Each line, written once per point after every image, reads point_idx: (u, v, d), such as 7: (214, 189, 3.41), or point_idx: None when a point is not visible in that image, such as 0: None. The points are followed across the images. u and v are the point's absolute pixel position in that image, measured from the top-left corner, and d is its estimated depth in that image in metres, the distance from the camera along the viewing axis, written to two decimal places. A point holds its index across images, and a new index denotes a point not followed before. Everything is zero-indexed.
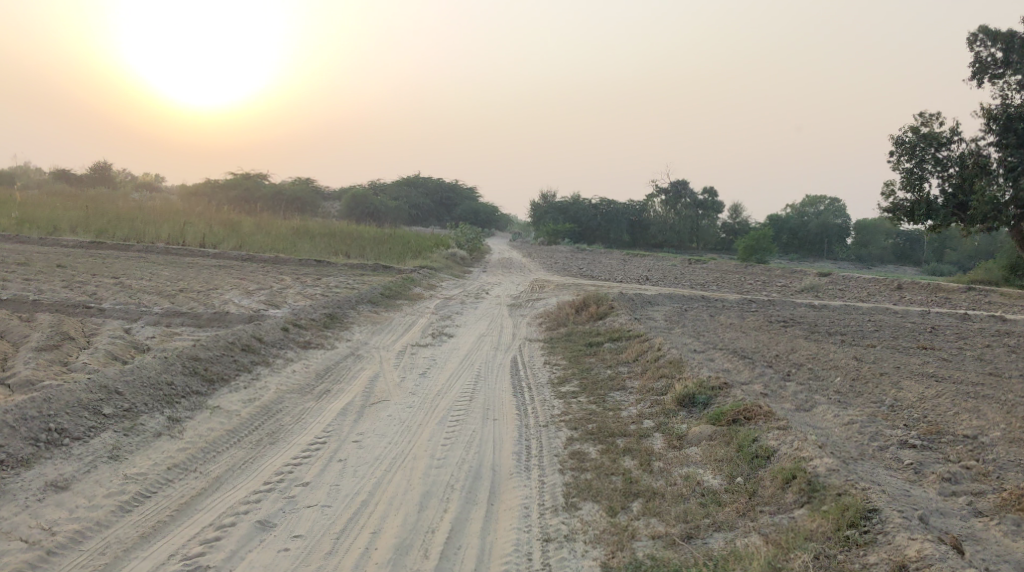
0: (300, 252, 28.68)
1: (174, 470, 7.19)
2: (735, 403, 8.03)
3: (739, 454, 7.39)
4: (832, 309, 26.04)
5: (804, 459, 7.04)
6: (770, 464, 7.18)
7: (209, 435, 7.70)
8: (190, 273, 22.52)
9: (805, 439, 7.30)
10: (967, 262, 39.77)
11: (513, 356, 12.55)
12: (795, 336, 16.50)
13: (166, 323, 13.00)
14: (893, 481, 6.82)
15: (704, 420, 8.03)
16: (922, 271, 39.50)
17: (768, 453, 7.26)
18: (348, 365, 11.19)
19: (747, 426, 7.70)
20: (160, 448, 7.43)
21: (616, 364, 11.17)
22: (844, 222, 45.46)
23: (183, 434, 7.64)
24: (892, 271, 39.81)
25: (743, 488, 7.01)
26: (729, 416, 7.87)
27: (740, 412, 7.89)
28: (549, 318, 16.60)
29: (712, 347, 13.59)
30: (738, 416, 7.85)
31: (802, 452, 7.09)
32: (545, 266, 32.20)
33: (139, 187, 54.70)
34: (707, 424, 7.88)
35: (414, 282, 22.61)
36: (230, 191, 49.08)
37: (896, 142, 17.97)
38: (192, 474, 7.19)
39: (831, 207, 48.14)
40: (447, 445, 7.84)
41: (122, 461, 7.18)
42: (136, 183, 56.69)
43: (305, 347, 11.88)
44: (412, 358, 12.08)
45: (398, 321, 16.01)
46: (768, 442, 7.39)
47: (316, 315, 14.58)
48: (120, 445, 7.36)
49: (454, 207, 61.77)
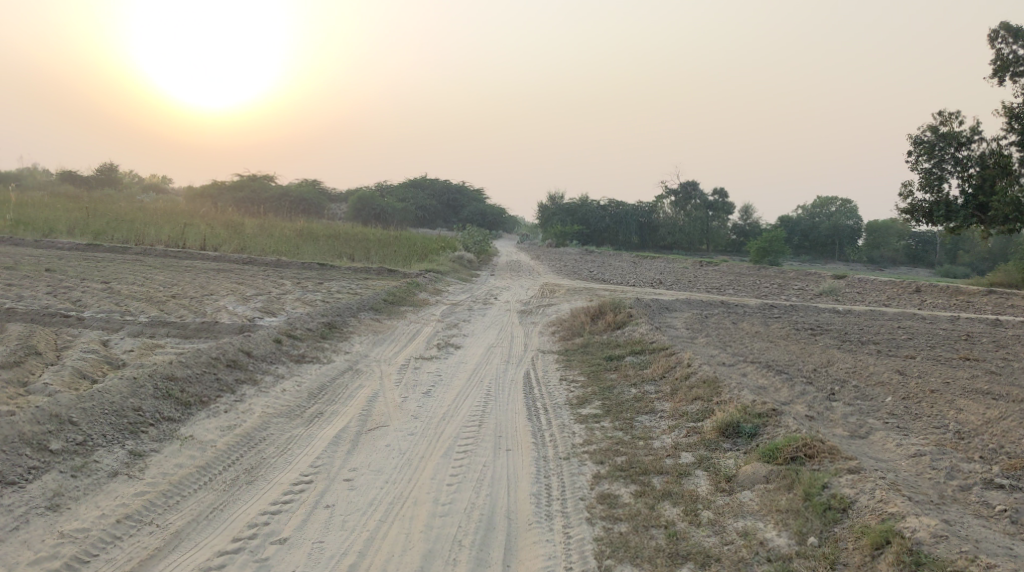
0: (302, 254, 27.70)
1: (124, 523, 6.16)
2: (792, 436, 6.97)
3: (806, 504, 6.36)
4: (857, 314, 24.89)
5: (894, 518, 6.00)
6: (847, 519, 6.15)
7: (174, 474, 6.65)
8: (185, 278, 21.52)
9: (887, 488, 6.29)
10: (981, 265, 38.51)
11: (525, 371, 11.49)
12: (826, 346, 15.41)
13: (150, 334, 12.00)
14: (1004, 549, 5.79)
15: (755, 455, 6.97)
16: (936, 272, 38.46)
17: (844, 505, 6.24)
18: (345, 383, 10.13)
19: (810, 466, 6.65)
20: (114, 493, 6.39)
21: (641, 383, 10.09)
22: (857, 223, 44.22)
23: (142, 474, 6.60)
24: (905, 273, 38.78)
25: (819, 553, 5.98)
26: (787, 452, 6.82)
27: (800, 448, 6.84)
28: (563, 327, 15.53)
29: (741, 361, 12.51)
30: (798, 453, 6.80)
31: (890, 509, 6.06)
32: (553, 269, 31.14)
33: (145, 189, 53.82)
34: (760, 462, 6.83)
35: (420, 286, 21.59)
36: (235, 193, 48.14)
37: (913, 142, 17.05)
38: (146, 529, 6.15)
39: (842, 208, 46.97)
40: (454, 486, 6.78)
41: (61, 513, 6.15)
42: (143, 185, 55.82)
43: (299, 362, 10.81)
44: (417, 374, 10.99)
45: (402, 331, 14.96)
46: (842, 490, 6.37)
47: (313, 324, 13.54)
48: (63, 491, 6.33)
49: (461, 208, 60.71)
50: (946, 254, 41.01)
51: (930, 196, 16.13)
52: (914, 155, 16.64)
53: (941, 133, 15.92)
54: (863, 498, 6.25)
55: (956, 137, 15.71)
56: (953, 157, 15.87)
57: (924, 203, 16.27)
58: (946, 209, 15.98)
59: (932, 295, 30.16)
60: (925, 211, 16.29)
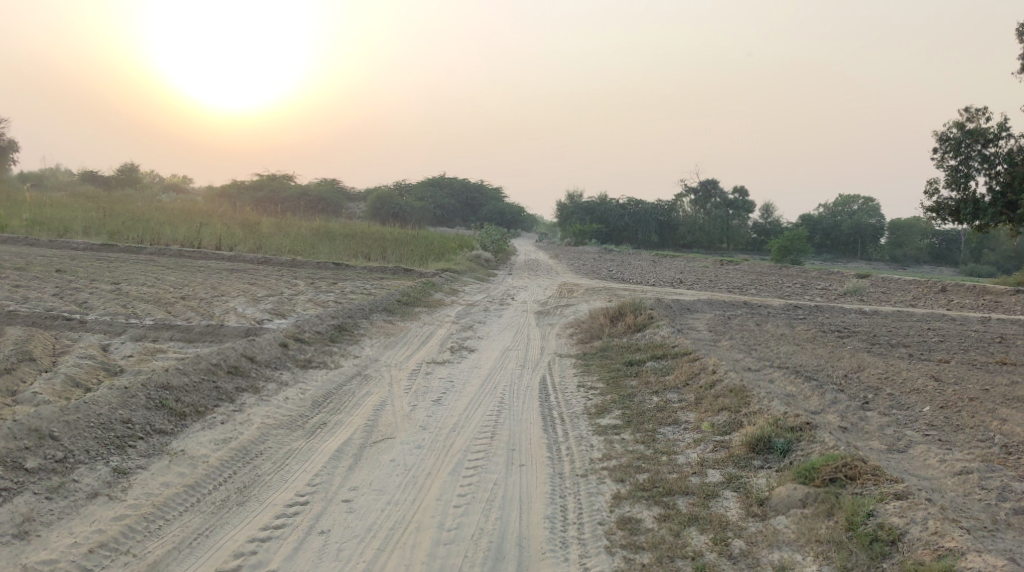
0: (318, 254, 27.33)
1: (97, 553, 5.73)
2: (830, 455, 6.48)
3: (850, 535, 5.88)
4: (884, 315, 24.19)
5: (952, 555, 5.54)
6: (897, 553, 5.68)
7: (158, 496, 6.22)
8: (197, 279, 21.16)
9: (941, 517, 5.82)
10: (1007, 264, 37.57)
11: (541, 377, 10.99)
12: (855, 350, 14.81)
13: (152, 338, 11.59)
14: None
15: (790, 475, 6.48)
16: (960, 271, 37.61)
17: (893, 536, 5.77)
18: (352, 390, 9.67)
19: (852, 490, 6.16)
20: (91, 517, 5.97)
21: (663, 390, 9.56)
22: (879, 222, 43.35)
23: (125, 495, 6.17)
24: (928, 272, 37.97)
25: None
26: (825, 473, 6.33)
27: (840, 468, 6.35)
28: (581, 329, 15.01)
29: (767, 367, 11.95)
30: (837, 474, 6.31)
31: (947, 543, 5.60)
32: (572, 268, 30.60)
33: (164, 188, 53.75)
34: (796, 483, 6.34)
35: (435, 286, 21.12)
36: (253, 193, 47.90)
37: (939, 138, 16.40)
38: (122, 559, 5.72)
39: (865, 206, 46.11)
40: (462, 508, 6.31)
41: (30, 541, 5.74)
42: (163, 185, 55.69)
43: (304, 368, 10.36)
44: (428, 380, 10.52)
45: (414, 333, 14.50)
46: (889, 518, 5.89)
47: (322, 326, 13.10)
48: (35, 514, 5.91)
49: (480, 207, 60.24)
50: (971, 254, 40.08)
51: (955, 194, 15.48)
52: (940, 152, 15.99)
53: (968, 129, 15.25)
54: (915, 529, 5.77)
55: (983, 133, 15.04)
56: (980, 153, 15.21)
57: (950, 201, 15.62)
58: (972, 207, 15.33)
59: (958, 295, 29.37)
60: (952, 210, 15.63)
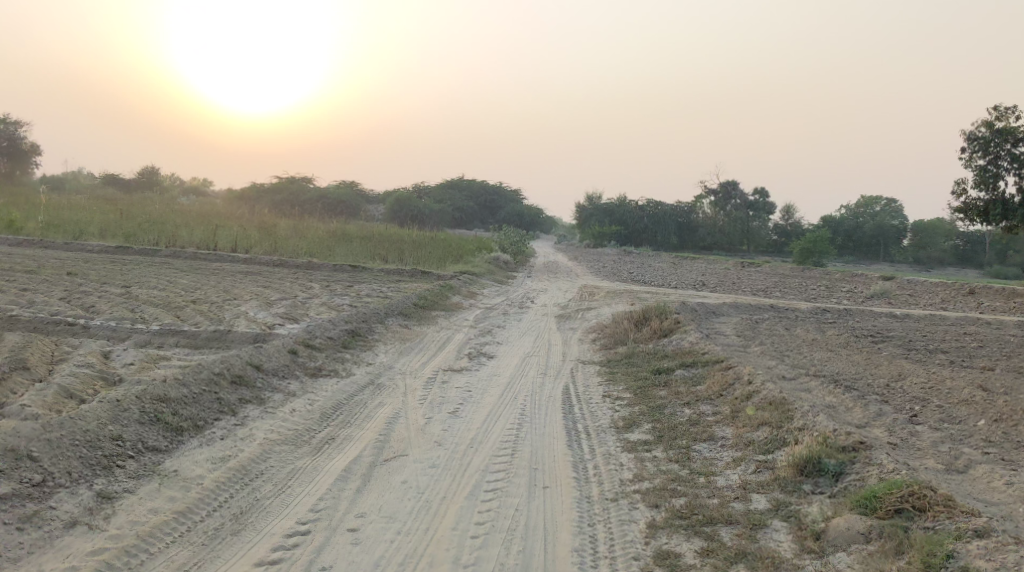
0: (334, 256, 26.87)
1: None
2: (893, 483, 5.95)
3: None
4: (916, 319, 23.39)
5: None
6: None
7: (143, 525, 5.71)
8: (209, 281, 20.72)
9: None
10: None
11: (564, 386, 10.38)
12: (892, 357, 14.10)
13: (157, 344, 11.08)
14: None
15: (848, 503, 5.95)
16: (985, 272, 36.61)
17: None
18: (363, 401, 9.10)
19: (922, 524, 5.63)
20: (67, 551, 5.47)
21: (695, 402, 8.94)
22: (903, 223, 42.42)
23: (106, 525, 5.68)
24: (953, 273, 37.03)
25: None
26: (890, 504, 5.80)
27: (906, 498, 5.82)
28: (605, 334, 14.39)
29: (801, 375, 11.29)
30: (904, 505, 5.78)
31: None
32: (592, 271, 29.97)
33: (185, 192, 53.56)
34: (858, 516, 5.81)
35: (454, 290, 20.55)
36: (272, 195, 47.61)
37: (967, 139, 15.74)
38: None
39: (887, 208, 45.21)
40: (480, 540, 5.77)
41: None
42: (183, 188, 55.50)
43: (314, 377, 9.79)
44: (444, 390, 9.94)
45: (431, 339, 13.94)
46: (972, 560, 5.31)
47: (335, 332, 12.55)
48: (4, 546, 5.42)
49: (499, 209, 59.69)
50: (995, 255, 39.03)
51: (985, 195, 14.79)
52: (967, 153, 15.33)
53: (997, 128, 14.59)
54: None
55: (1012, 132, 14.37)
56: (1009, 153, 14.55)
57: (979, 203, 14.94)
58: (1003, 209, 14.64)
59: (988, 298, 28.51)
60: (980, 211, 14.96)
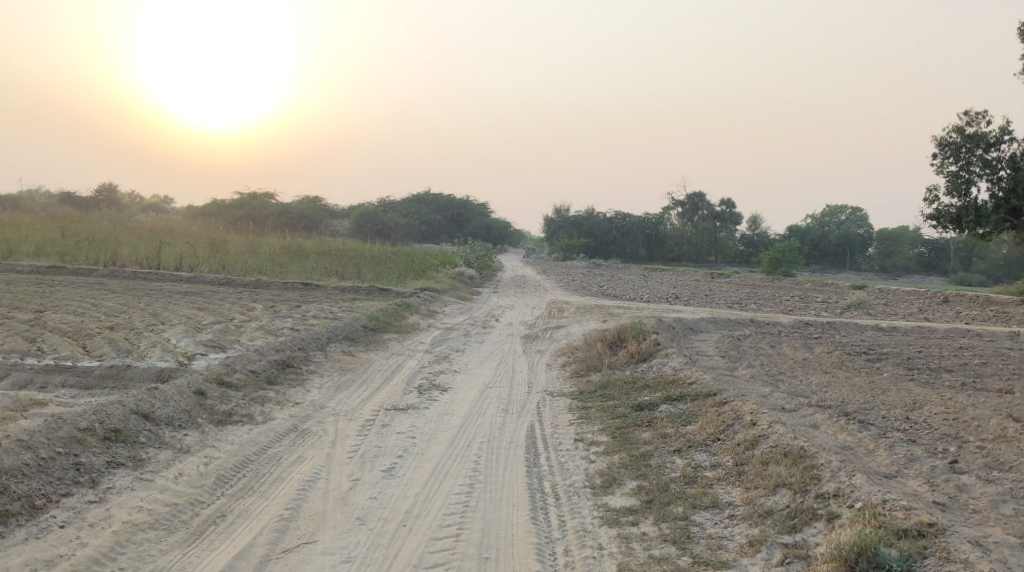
0: (286, 274, 24.95)
1: None
2: None
3: None
4: (904, 332, 21.92)
5: None
6: None
7: None
8: (141, 304, 18.86)
9: None
10: (998, 272, 35.60)
11: (529, 427, 8.69)
12: (894, 380, 12.56)
13: (41, 384, 9.33)
14: None
15: None
16: (949, 280, 35.59)
17: None
18: (277, 457, 7.37)
19: None
20: None
21: (688, 448, 7.28)
22: (868, 232, 41.26)
23: None
24: (919, 281, 35.91)
25: None
26: None
27: None
28: (576, 359, 12.73)
29: (804, 407, 9.69)
30: None
31: None
32: (560, 284, 28.36)
33: (143, 209, 51.29)
34: None
35: (411, 308, 18.81)
36: (235, 212, 45.52)
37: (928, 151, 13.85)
38: None
39: (852, 217, 44.16)
40: None
41: None
42: (142, 205, 53.09)
43: (220, 426, 8.01)
44: (382, 436, 8.18)
45: (377, 367, 12.24)
46: None
47: (261, 363, 10.78)
48: None
49: (465, 223, 57.95)
50: (960, 263, 38.48)
51: (954, 202, 11.84)
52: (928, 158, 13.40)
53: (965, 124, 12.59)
54: None
55: (982, 136, 11.48)
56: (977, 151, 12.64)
57: (949, 209, 11.98)
58: (978, 216, 11.65)
59: (963, 307, 27.23)
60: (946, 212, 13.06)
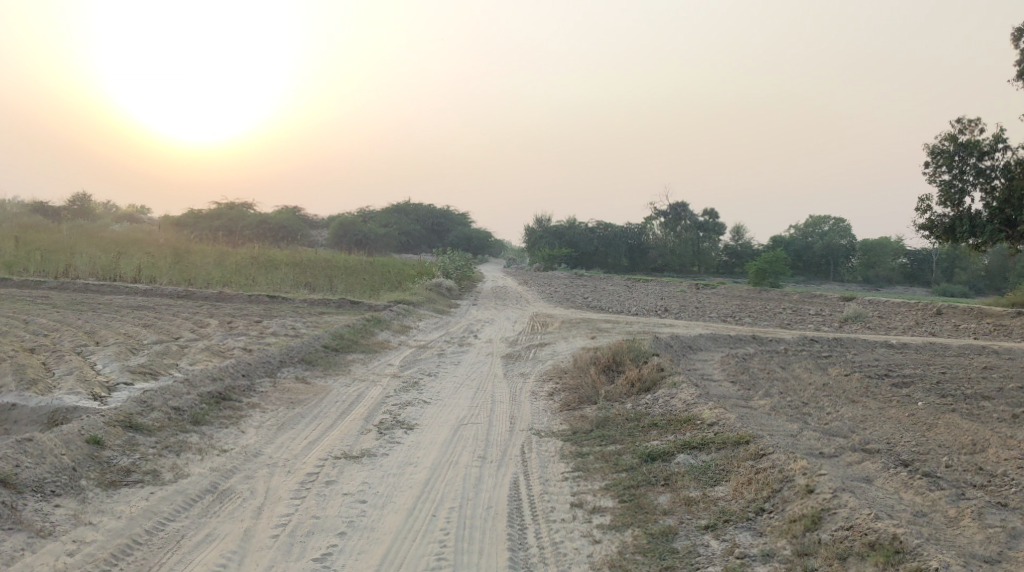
0: (253, 286, 22.92)
1: None
2: None
3: None
4: (914, 349, 20.19)
5: None
6: None
7: None
8: (84, 319, 16.98)
9: None
10: (980, 283, 34.15)
11: (515, 481, 6.92)
12: (934, 412, 10.73)
13: None
14: None
15: None
16: (932, 290, 33.88)
17: None
18: (178, 538, 5.64)
19: None
20: None
21: (724, 524, 5.68)
22: (851, 242, 39.46)
23: None
24: (902, 292, 34.36)
25: None
26: None
27: None
28: (565, 386, 10.88)
29: (849, 453, 7.87)
30: None
31: None
32: (544, 297, 26.53)
33: (117, 219, 48.95)
34: None
35: (382, 323, 16.94)
36: (212, 222, 43.38)
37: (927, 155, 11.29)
38: None
39: (835, 227, 42.65)
40: None
41: None
42: (117, 215, 50.85)
43: (108, 488, 6.15)
44: (324, 497, 6.37)
45: (334, 396, 10.41)
46: None
47: (189, 398, 8.83)
48: None
49: (446, 233, 56.10)
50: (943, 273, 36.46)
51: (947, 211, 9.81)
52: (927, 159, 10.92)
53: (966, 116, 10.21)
54: None
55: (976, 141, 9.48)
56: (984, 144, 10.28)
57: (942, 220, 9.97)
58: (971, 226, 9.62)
59: (961, 319, 25.55)
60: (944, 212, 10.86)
